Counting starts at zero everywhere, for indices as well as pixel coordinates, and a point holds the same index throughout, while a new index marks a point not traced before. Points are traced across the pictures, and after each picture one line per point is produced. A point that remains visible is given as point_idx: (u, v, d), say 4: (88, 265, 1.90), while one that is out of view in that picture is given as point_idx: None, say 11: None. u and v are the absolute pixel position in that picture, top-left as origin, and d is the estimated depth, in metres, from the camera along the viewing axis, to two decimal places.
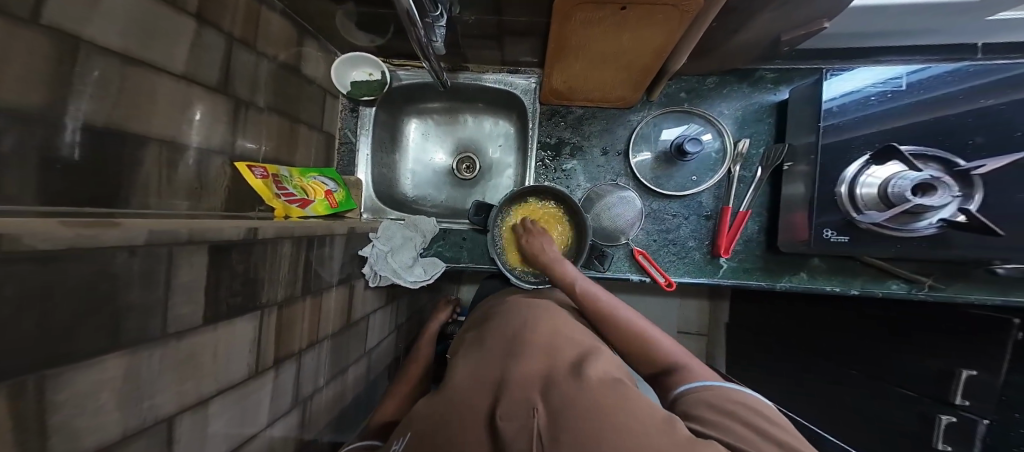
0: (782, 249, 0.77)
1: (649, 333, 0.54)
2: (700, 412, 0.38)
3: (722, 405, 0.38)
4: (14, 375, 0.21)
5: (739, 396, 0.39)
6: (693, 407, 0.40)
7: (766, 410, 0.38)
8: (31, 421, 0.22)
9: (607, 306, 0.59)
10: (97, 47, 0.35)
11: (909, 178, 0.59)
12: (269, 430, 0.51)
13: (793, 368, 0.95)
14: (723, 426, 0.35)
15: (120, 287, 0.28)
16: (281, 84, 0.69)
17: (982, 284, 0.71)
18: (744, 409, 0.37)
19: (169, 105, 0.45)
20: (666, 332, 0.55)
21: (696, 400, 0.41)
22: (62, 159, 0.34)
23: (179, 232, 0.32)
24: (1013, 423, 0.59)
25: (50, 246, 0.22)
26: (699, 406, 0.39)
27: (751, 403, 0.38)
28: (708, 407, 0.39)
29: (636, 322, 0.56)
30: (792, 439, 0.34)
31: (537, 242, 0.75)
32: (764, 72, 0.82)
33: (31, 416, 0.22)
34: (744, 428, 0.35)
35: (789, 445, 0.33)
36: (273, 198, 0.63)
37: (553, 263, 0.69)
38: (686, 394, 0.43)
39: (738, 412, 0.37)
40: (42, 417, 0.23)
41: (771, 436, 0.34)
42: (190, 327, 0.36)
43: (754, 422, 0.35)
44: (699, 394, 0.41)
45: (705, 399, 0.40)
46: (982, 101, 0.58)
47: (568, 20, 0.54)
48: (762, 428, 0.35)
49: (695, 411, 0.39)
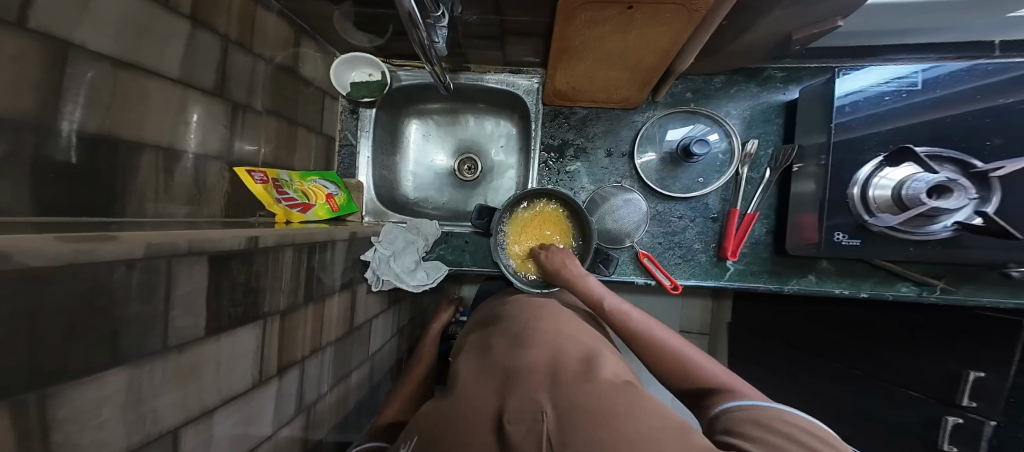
0: (791, 252, 0.76)
1: (679, 348, 0.53)
2: (742, 429, 0.37)
3: (766, 423, 0.37)
4: (14, 394, 0.20)
5: (785, 415, 0.38)
6: (734, 424, 0.39)
7: (818, 430, 0.36)
8: (34, 440, 0.21)
9: (636, 325, 0.57)
10: (88, 51, 0.34)
11: (925, 179, 0.57)
12: (274, 436, 0.50)
13: (800, 370, 0.93)
14: (767, 442, 0.34)
15: (117, 301, 0.27)
16: (279, 86, 0.68)
17: (993, 287, 0.69)
18: (789, 425, 0.36)
19: (163, 108, 0.43)
20: (697, 348, 0.54)
21: (738, 417, 0.40)
22: (53, 168, 0.33)
23: (178, 244, 0.31)
24: (1020, 423, 0.58)
25: (46, 263, 0.21)
26: (741, 422, 0.38)
27: (798, 420, 0.37)
28: (751, 424, 0.37)
29: (667, 340, 0.55)
30: None
31: (557, 257, 0.72)
32: (773, 72, 0.80)
33: (35, 436, 0.21)
34: (789, 443, 0.34)
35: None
36: (274, 204, 0.63)
37: (576, 278, 0.67)
38: (729, 412, 0.41)
39: (782, 428, 0.35)
40: (45, 434, 0.22)
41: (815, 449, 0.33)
42: (192, 338, 0.35)
43: (799, 437, 0.34)
44: (742, 411, 0.40)
45: (747, 417, 0.39)
46: (999, 99, 0.57)
47: (573, 21, 0.53)
48: (807, 444, 0.33)
49: (737, 427, 0.38)
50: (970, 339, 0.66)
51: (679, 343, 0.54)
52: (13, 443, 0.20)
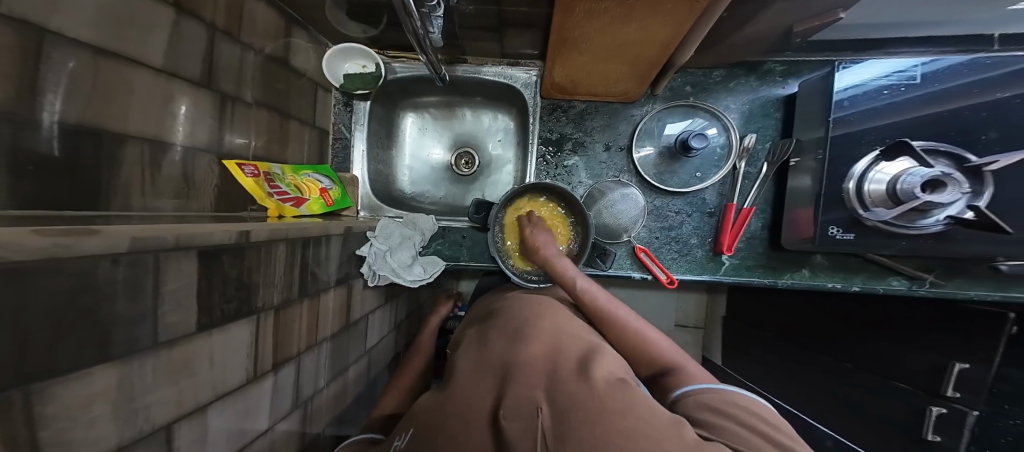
0: (786, 246, 0.77)
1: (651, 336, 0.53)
2: (700, 415, 0.38)
3: (723, 408, 0.38)
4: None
5: (737, 398, 0.40)
6: (693, 410, 0.40)
7: (764, 412, 0.39)
8: (20, 440, 0.20)
9: (606, 305, 0.58)
10: (66, 37, 0.32)
11: (919, 174, 0.59)
12: (271, 430, 0.50)
13: (792, 363, 0.95)
14: (728, 430, 0.35)
15: (103, 299, 0.26)
16: (268, 77, 0.66)
17: (983, 281, 0.69)
18: (744, 411, 0.38)
19: (148, 100, 0.42)
20: (663, 334, 0.55)
21: (695, 403, 0.41)
22: (34, 160, 0.32)
23: (165, 238, 0.30)
24: (1002, 413, 0.60)
25: (24, 258, 0.19)
26: (700, 409, 0.39)
27: (750, 405, 0.39)
28: (708, 411, 0.38)
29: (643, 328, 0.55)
30: (790, 441, 0.35)
31: (543, 242, 0.72)
32: (773, 65, 0.80)
33: (21, 435, 0.21)
34: (748, 431, 0.35)
35: (785, 445, 0.34)
36: (265, 198, 0.60)
37: (555, 260, 0.67)
38: (686, 397, 0.42)
39: (739, 415, 0.37)
40: (32, 432, 0.21)
41: (772, 438, 0.34)
42: (182, 335, 0.34)
43: (755, 424, 0.36)
44: (698, 396, 0.41)
45: (704, 404, 0.40)
46: (997, 93, 0.57)
47: (571, 12, 0.52)
48: (763, 432, 0.35)
49: (695, 414, 0.39)
50: (957, 331, 0.67)
51: (645, 326, 0.55)
52: (1, 443, 0.19)
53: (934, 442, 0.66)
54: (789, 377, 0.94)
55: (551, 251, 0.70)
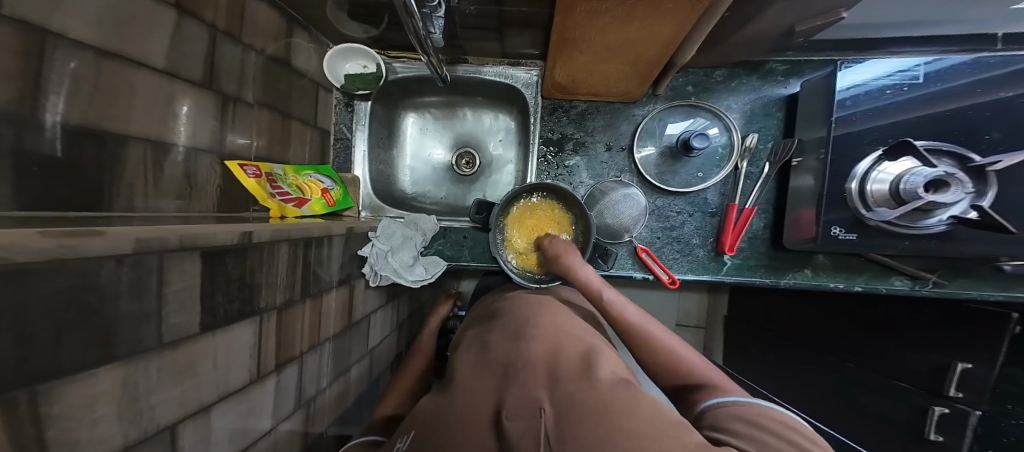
0: (788, 246, 0.77)
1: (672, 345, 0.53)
2: (729, 425, 0.38)
3: (753, 419, 0.38)
4: (6, 391, 0.19)
5: (770, 412, 0.39)
6: (722, 420, 0.40)
7: (800, 426, 0.38)
8: (29, 439, 0.21)
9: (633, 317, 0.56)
10: (68, 38, 0.32)
11: (922, 174, 0.58)
12: (274, 430, 0.50)
13: (794, 363, 0.94)
14: (757, 440, 0.35)
15: (108, 299, 0.26)
16: (270, 77, 0.66)
17: (991, 280, 0.70)
18: (775, 422, 0.37)
19: (151, 101, 0.42)
20: (691, 347, 0.54)
21: (725, 413, 0.41)
22: (37, 161, 0.32)
23: (168, 238, 0.30)
24: (1005, 413, 0.60)
25: (27, 259, 0.19)
26: (726, 419, 0.39)
27: (781, 417, 0.38)
28: (737, 420, 0.39)
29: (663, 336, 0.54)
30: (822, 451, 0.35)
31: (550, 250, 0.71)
32: (774, 65, 0.80)
33: (29, 434, 0.21)
34: (780, 442, 0.35)
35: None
36: (268, 198, 0.61)
37: (577, 267, 0.65)
38: (715, 408, 0.43)
39: (769, 425, 0.37)
40: (39, 432, 0.21)
41: (802, 447, 0.34)
42: (186, 335, 0.34)
43: (785, 434, 0.36)
44: (728, 407, 0.41)
45: (732, 413, 0.40)
46: (1001, 92, 0.57)
47: (573, 12, 0.52)
48: (793, 441, 0.35)
49: (723, 423, 0.39)
50: (960, 331, 0.67)
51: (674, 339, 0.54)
52: (9, 443, 0.19)
53: (937, 442, 0.66)
54: (791, 377, 0.94)
55: (573, 257, 0.67)
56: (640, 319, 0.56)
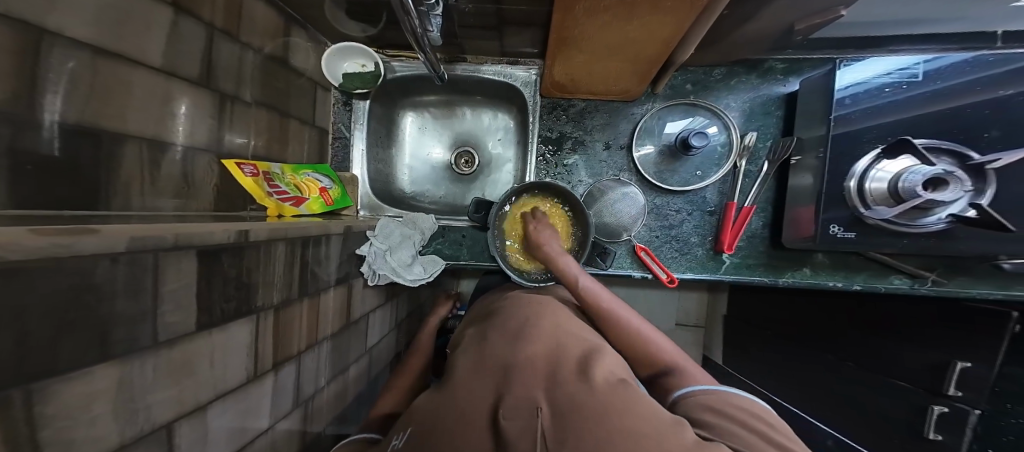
0: (787, 245, 0.77)
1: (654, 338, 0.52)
2: (700, 416, 0.38)
3: (724, 409, 0.38)
4: (2, 389, 0.19)
5: (735, 399, 0.40)
6: (693, 411, 0.40)
7: (764, 414, 0.39)
8: (23, 439, 0.21)
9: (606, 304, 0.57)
10: (64, 37, 0.32)
11: (922, 172, 0.58)
12: (272, 429, 0.50)
13: (793, 362, 0.94)
14: (728, 431, 0.35)
15: (104, 298, 0.26)
16: (267, 76, 0.65)
17: (989, 279, 0.70)
18: (743, 412, 0.38)
19: (148, 100, 0.42)
20: (666, 336, 0.54)
21: (695, 403, 0.40)
22: (32, 159, 0.32)
23: (165, 237, 0.30)
24: (1005, 412, 0.60)
25: (21, 257, 0.19)
26: (698, 409, 0.39)
27: (748, 406, 0.39)
28: (708, 411, 0.38)
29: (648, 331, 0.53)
30: (786, 441, 0.35)
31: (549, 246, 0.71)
32: (774, 63, 0.80)
33: (23, 433, 0.21)
34: (751, 435, 0.35)
35: (783, 445, 0.34)
36: (265, 197, 0.61)
37: (557, 257, 0.67)
38: (685, 398, 0.42)
39: (738, 416, 0.37)
40: (34, 431, 0.21)
41: (769, 437, 0.35)
42: (182, 334, 0.34)
43: (752, 424, 0.36)
44: (696, 397, 0.41)
45: (702, 404, 0.40)
46: (999, 91, 0.57)
47: (571, 10, 0.52)
48: (760, 432, 0.35)
49: (694, 413, 0.39)
50: (958, 330, 0.67)
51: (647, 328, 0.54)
52: (3, 442, 0.19)
53: (936, 440, 0.66)
54: (790, 376, 0.94)
55: (552, 248, 0.69)
56: (613, 307, 0.57)
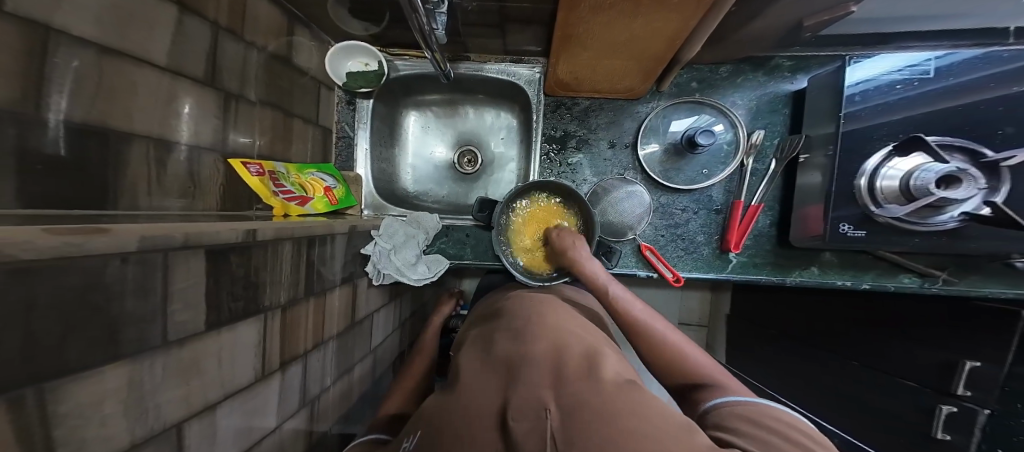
0: (794, 243, 0.77)
1: (680, 344, 0.52)
2: (734, 424, 0.37)
3: (759, 420, 0.37)
4: (14, 389, 0.19)
5: (776, 412, 0.38)
6: (727, 419, 0.39)
7: (804, 427, 0.37)
8: (35, 438, 0.20)
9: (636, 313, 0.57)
10: (70, 35, 0.32)
11: (934, 170, 0.57)
12: (280, 428, 0.50)
13: (799, 362, 0.93)
14: (763, 440, 0.34)
15: (114, 297, 0.25)
16: (271, 75, 0.65)
17: (1001, 278, 0.70)
18: (780, 423, 0.37)
19: (153, 99, 0.42)
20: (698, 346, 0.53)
21: (729, 413, 0.40)
22: (41, 159, 0.32)
23: (173, 237, 0.30)
24: (1014, 413, 0.59)
25: (33, 256, 0.19)
26: (732, 418, 0.38)
27: (786, 417, 0.38)
28: (741, 420, 0.38)
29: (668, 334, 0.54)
30: None
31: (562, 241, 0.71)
32: (781, 60, 0.79)
33: (36, 434, 0.21)
34: (788, 445, 0.34)
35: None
36: (271, 197, 0.61)
37: (584, 261, 0.66)
38: (718, 407, 0.41)
39: (774, 426, 0.36)
40: (46, 430, 0.21)
41: (808, 448, 0.34)
42: (192, 333, 0.34)
43: (790, 434, 0.35)
44: (731, 407, 0.40)
45: (737, 413, 0.39)
46: (1012, 88, 0.57)
47: (577, 7, 0.51)
48: (798, 442, 0.34)
49: (727, 422, 0.38)
50: (969, 328, 0.66)
51: (678, 338, 0.54)
52: (14, 442, 0.19)
53: (944, 441, 0.65)
54: (796, 376, 0.93)
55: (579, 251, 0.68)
56: (643, 316, 0.57)
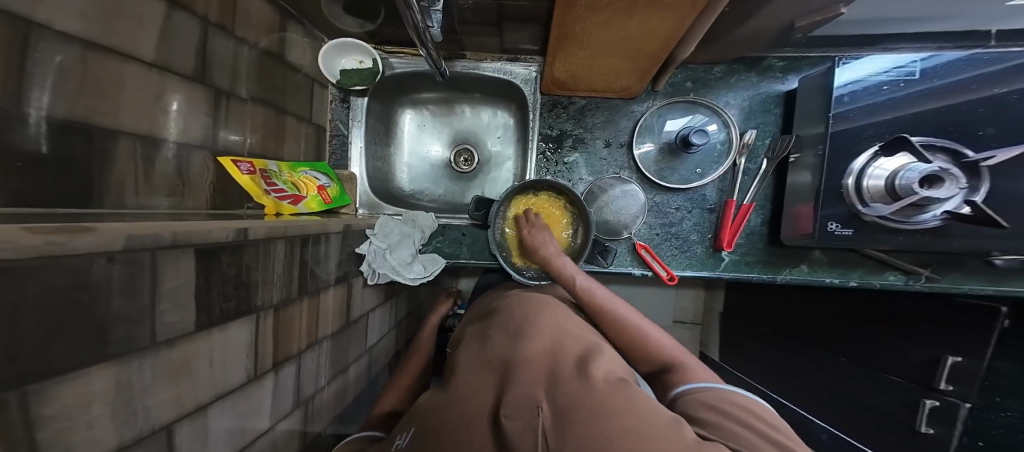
0: (784, 242, 0.78)
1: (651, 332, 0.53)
2: (699, 414, 0.39)
3: (723, 408, 0.38)
4: None
5: (737, 398, 0.40)
6: (692, 408, 0.40)
7: (764, 413, 0.39)
8: (19, 440, 0.20)
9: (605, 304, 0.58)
10: (53, 30, 0.31)
11: (917, 170, 0.59)
12: (273, 429, 0.49)
13: (790, 359, 0.95)
14: (727, 430, 0.35)
15: (100, 297, 0.25)
16: (263, 72, 0.64)
17: (980, 275, 0.72)
18: (743, 410, 0.38)
19: (140, 97, 0.41)
20: (667, 333, 0.54)
21: (694, 401, 0.41)
22: (24, 157, 0.31)
23: (161, 236, 0.29)
24: (993, 406, 0.61)
25: (13, 255, 0.18)
26: (698, 407, 0.40)
27: (747, 404, 0.39)
28: (706, 408, 0.39)
29: (637, 321, 0.55)
30: (784, 438, 0.35)
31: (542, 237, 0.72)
32: (773, 61, 0.81)
33: (20, 437, 0.20)
34: (749, 432, 0.35)
35: (784, 445, 0.34)
36: (263, 195, 0.60)
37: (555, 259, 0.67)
38: (685, 395, 0.43)
39: (736, 414, 0.37)
40: (30, 433, 0.20)
41: (767, 436, 0.35)
42: (181, 334, 0.33)
43: (751, 422, 0.36)
44: (697, 395, 0.41)
45: (702, 401, 0.40)
46: (994, 89, 0.58)
47: (573, 6, 0.51)
48: (759, 430, 0.36)
49: (693, 411, 0.40)
50: (951, 325, 0.68)
51: (648, 325, 0.55)
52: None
53: (927, 434, 0.68)
54: (788, 373, 0.95)
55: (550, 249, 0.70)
56: (611, 304, 0.58)
